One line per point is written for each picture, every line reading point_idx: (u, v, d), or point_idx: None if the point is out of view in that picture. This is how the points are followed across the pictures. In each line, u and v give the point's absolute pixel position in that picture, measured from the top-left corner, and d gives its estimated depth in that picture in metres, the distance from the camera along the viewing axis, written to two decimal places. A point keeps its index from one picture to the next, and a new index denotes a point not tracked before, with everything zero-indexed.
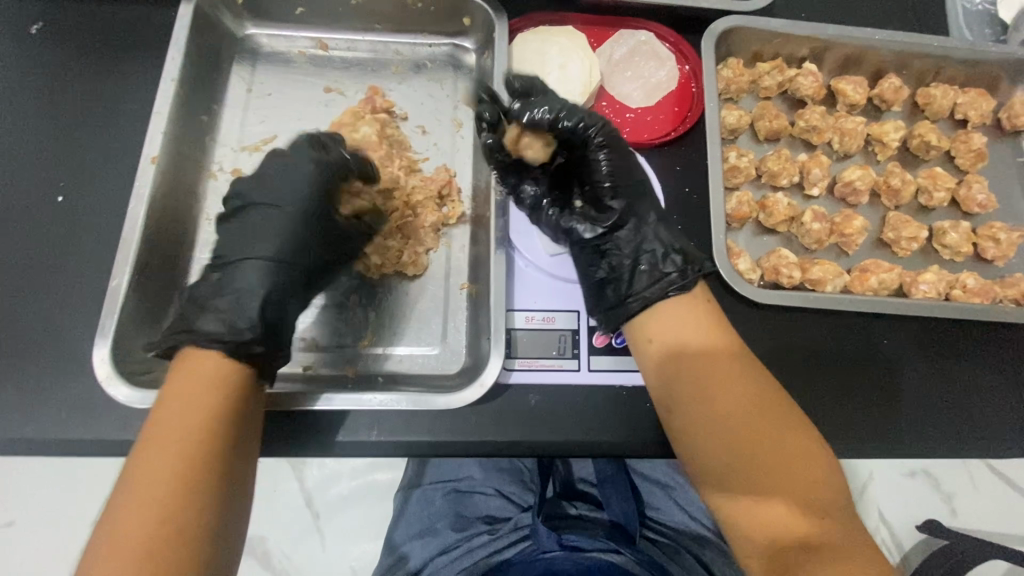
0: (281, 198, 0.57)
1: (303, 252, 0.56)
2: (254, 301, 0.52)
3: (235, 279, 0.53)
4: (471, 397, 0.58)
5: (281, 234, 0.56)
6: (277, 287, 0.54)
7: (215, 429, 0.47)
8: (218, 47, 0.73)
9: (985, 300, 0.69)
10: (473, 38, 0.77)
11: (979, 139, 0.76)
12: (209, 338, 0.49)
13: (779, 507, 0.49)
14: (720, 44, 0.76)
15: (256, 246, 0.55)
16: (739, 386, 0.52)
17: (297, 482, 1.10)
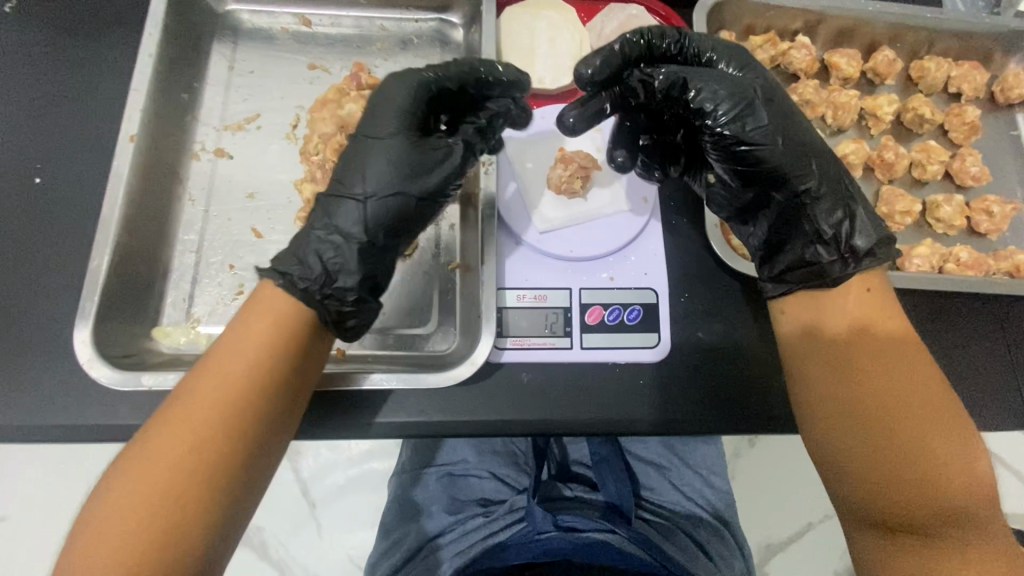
0: (404, 141, 0.53)
1: (412, 185, 0.52)
2: (344, 240, 0.50)
3: (335, 211, 0.51)
4: (462, 374, 0.57)
5: (391, 164, 0.52)
6: (380, 235, 0.52)
7: (281, 347, 0.49)
8: (197, 22, 0.71)
9: (979, 273, 0.69)
10: (459, 12, 0.75)
11: (973, 112, 0.76)
12: (287, 276, 0.50)
13: (902, 477, 0.48)
14: (712, 17, 0.75)
15: (364, 180, 0.52)
16: (901, 366, 0.52)
17: (293, 471, 1.09)
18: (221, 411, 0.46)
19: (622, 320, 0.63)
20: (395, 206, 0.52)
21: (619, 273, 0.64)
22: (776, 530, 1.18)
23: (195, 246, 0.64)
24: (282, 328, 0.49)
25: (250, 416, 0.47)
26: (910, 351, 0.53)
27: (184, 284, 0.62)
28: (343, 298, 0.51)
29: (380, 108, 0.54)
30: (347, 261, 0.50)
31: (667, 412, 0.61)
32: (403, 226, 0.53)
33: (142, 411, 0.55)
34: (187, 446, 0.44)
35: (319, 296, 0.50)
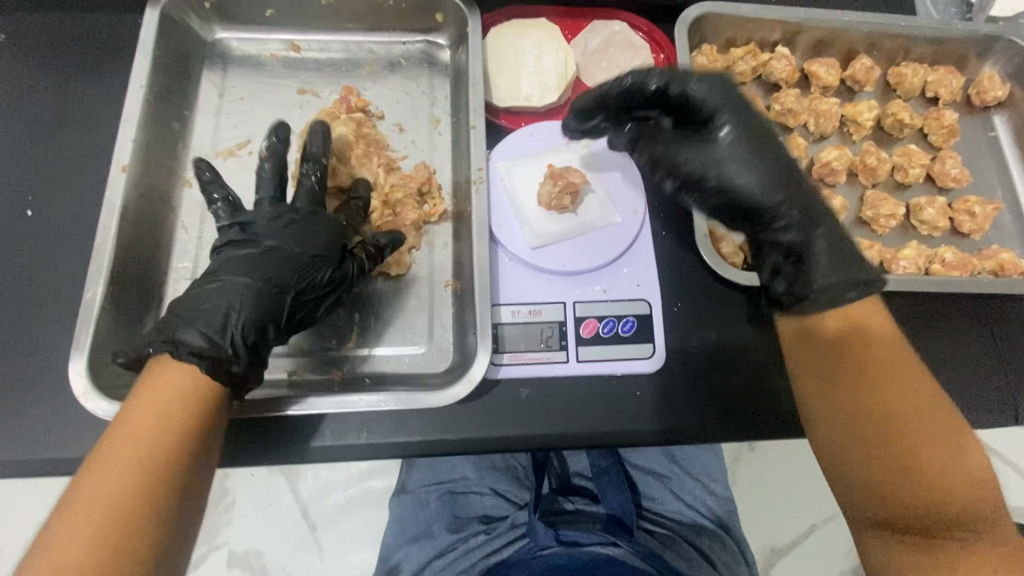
0: (267, 213, 0.59)
1: (277, 271, 0.56)
2: (227, 313, 0.52)
3: (213, 298, 0.53)
4: (461, 393, 0.57)
5: (253, 259, 0.56)
6: (251, 284, 0.54)
7: (180, 417, 0.47)
8: (187, 52, 0.72)
9: (965, 273, 0.70)
10: (446, 34, 0.76)
11: (950, 116, 0.78)
12: (189, 349, 0.50)
13: (911, 480, 0.49)
14: (694, 31, 0.77)
15: (235, 252, 0.57)
16: (901, 369, 0.53)
17: (294, 493, 1.09)
18: (124, 489, 0.44)
19: (617, 332, 0.63)
20: (253, 261, 0.56)
21: (612, 285, 0.65)
22: (779, 533, 1.18)
23: (190, 273, 0.64)
24: (179, 389, 0.48)
25: (157, 483, 0.45)
26: (897, 344, 0.54)
27: None
28: (203, 343, 0.50)
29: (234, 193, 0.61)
30: (219, 305, 0.53)
31: (666, 422, 0.61)
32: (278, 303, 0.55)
33: None
34: (97, 517, 0.43)
35: (178, 338, 0.50)
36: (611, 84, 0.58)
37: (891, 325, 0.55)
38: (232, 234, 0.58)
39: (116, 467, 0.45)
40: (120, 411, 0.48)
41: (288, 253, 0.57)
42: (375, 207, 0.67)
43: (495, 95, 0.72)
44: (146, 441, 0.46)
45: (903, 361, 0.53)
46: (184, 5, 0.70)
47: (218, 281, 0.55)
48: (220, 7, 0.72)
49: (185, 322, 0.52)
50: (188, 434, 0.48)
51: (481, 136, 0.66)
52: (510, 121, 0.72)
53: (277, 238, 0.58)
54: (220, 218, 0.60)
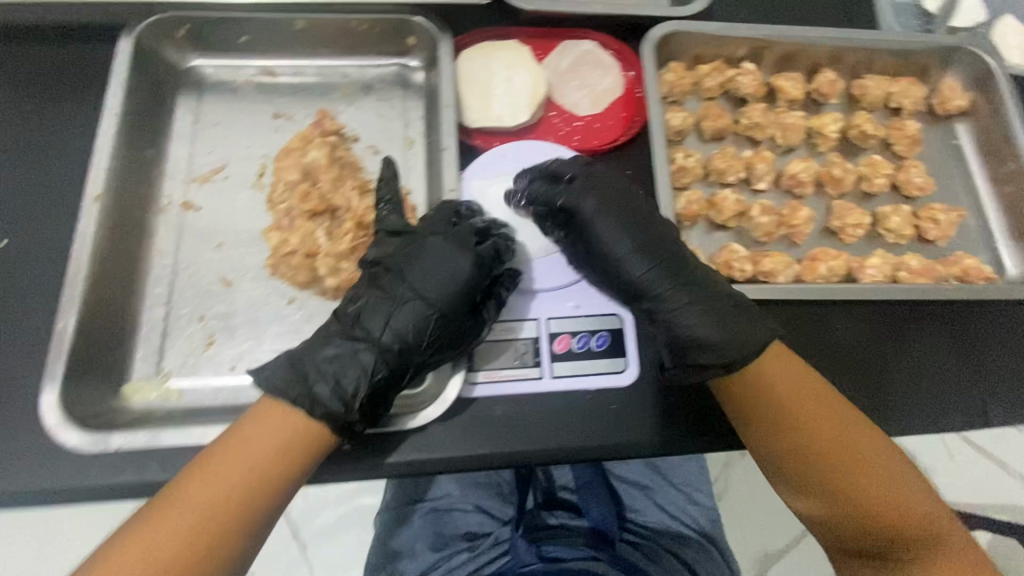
0: (432, 267, 0.57)
1: (416, 342, 0.55)
2: (365, 378, 0.53)
3: (355, 358, 0.54)
4: (432, 414, 0.59)
5: (415, 327, 0.55)
6: (416, 341, 0.55)
7: (284, 453, 0.50)
8: (161, 80, 0.72)
9: (930, 280, 0.72)
10: (419, 56, 0.77)
11: (913, 126, 0.80)
12: (323, 406, 0.51)
13: (855, 519, 0.52)
14: (661, 49, 0.79)
15: (380, 309, 0.56)
16: (821, 415, 0.54)
17: (280, 514, 1.08)
18: (224, 510, 0.47)
19: (590, 347, 0.64)
20: (414, 321, 0.55)
21: (584, 301, 0.66)
22: (770, 538, 1.18)
23: (165, 299, 0.64)
24: (293, 432, 0.51)
25: (249, 510, 0.48)
26: (814, 385, 0.56)
27: (153, 339, 0.62)
28: (343, 404, 0.52)
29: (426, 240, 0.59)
30: (343, 372, 0.53)
31: (640, 435, 0.62)
32: (401, 372, 0.55)
33: (111, 471, 0.55)
34: (189, 533, 0.45)
35: (317, 406, 0.51)
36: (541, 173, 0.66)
37: (802, 365, 0.57)
38: (398, 288, 0.57)
39: (227, 485, 0.47)
40: (228, 429, 0.50)
41: (439, 323, 0.56)
42: (349, 230, 0.67)
43: (467, 116, 0.73)
44: (257, 470, 0.49)
45: (820, 407, 0.55)
46: (158, 34, 0.71)
47: (372, 337, 0.54)
48: (194, 35, 0.73)
49: (326, 380, 0.52)
50: (280, 472, 0.49)
51: (453, 157, 0.67)
52: (483, 141, 0.74)
53: (429, 290, 0.56)
54: (379, 264, 0.60)
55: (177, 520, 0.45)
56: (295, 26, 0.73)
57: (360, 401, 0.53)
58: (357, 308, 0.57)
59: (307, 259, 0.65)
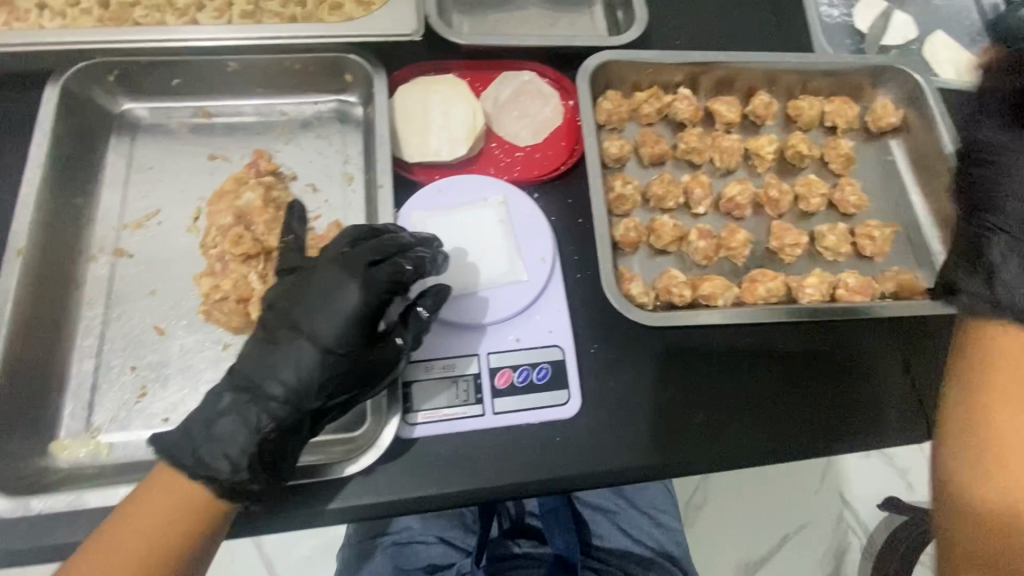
0: (321, 302, 0.54)
1: (309, 390, 0.53)
2: (252, 439, 0.51)
3: (241, 416, 0.52)
4: (367, 461, 0.57)
5: (302, 377, 0.52)
6: (311, 389, 0.53)
7: (178, 532, 0.49)
8: (91, 125, 0.71)
9: (867, 297, 0.73)
10: (357, 92, 0.77)
11: (846, 145, 0.82)
12: (209, 475, 0.50)
13: None
14: (597, 78, 0.80)
15: (267, 359, 0.53)
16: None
17: (242, 556, 1.05)
18: None
19: (531, 380, 0.64)
20: (300, 368, 0.53)
21: (525, 334, 0.66)
22: (750, 547, 1.17)
23: (94, 351, 0.62)
24: (184, 510, 0.50)
25: None
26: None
27: (82, 393, 0.61)
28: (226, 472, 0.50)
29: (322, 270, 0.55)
30: (232, 433, 0.51)
31: (584, 467, 0.62)
32: (299, 421, 0.53)
33: (32, 537, 0.53)
34: None
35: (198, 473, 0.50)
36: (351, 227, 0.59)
37: None
38: (281, 334, 0.54)
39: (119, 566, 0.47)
40: (121, 507, 0.50)
41: (331, 365, 0.53)
42: None
43: (405, 151, 0.73)
44: (152, 546, 0.49)
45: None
46: (87, 80, 0.70)
47: (256, 394, 0.52)
48: (125, 78, 0.72)
49: (208, 450, 0.51)
50: (176, 547, 0.50)
51: (389, 195, 0.67)
52: (423, 174, 0.74)
53: (314, 332, 0.53)
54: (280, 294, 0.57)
55: None
56: (228, 67, 0.72)
57: (249, 462, 0.51)
58: (245, 361, 0.54)
59: (241, 304, 0.64)
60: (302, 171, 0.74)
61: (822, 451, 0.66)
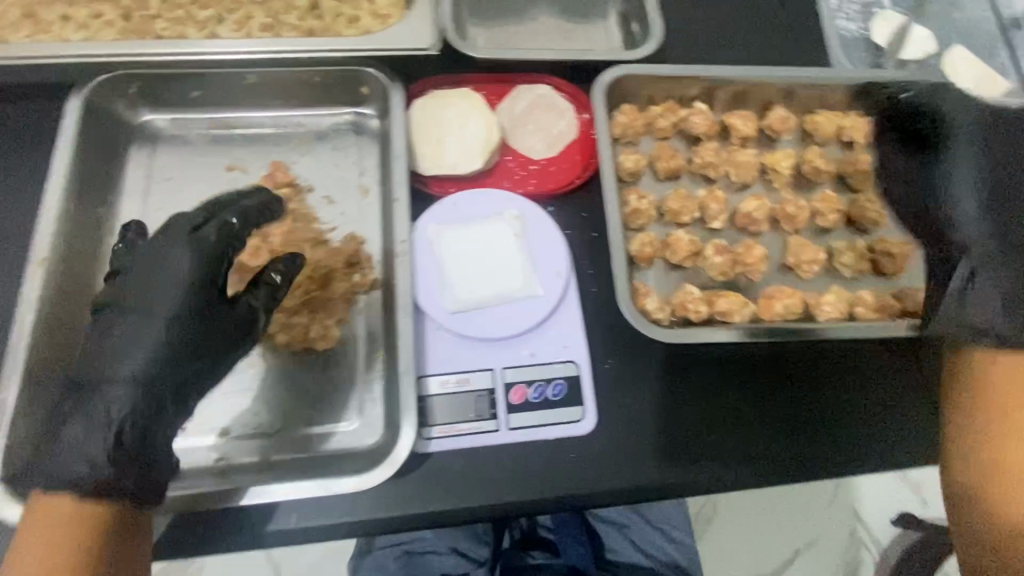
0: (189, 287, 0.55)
1: (165, 367, 0.53)
2: (110, 433, 0.50)
3: (93, 408, 0.51)
4: (381, 476, 0.57)
5: (141, 360, 0.52)
6: (149, 379, 0.52)
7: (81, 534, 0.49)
8: (112, 136, 0.72)
9: (886, 315, 0.72)
10: (373, 105, 0.78)
11: (865, 161, 0.82)
12: (75, 476, 0.49)
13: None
14: (613, 92, 0.80)
15: (130, 354, 0.53)
16: None
17: (247, 563, 1.05)
18: None
19: (546, 396, 0.64)
20: (141, 359, 0.52)
21: (539, 349, 0.65)
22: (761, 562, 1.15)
23: None
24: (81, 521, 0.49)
25: None
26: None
27: None
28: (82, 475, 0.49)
29: (175, 255, 0.56)
30: (82, 435, 0.50)
31: (598, 484, 0.62)
32: (174, 394, 0.54)
33: None
34: None
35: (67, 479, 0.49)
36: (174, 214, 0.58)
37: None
38: (122, 327, 0.54)
39: None
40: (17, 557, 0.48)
41: (146, 352, 0.53)
42: (302, 283, 0.68)
43: (421, 164, 0.73)
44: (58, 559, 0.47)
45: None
46: (108, 92, 0.71)
47: (90, 388, 0.52)
48: (146, 91, 0.73)
49: (73, 454, 0.49)
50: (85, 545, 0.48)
51: (405, 208, 0.67)
52: (438, 187, 0.74)
53: (177, 317, 0.54)
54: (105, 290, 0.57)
55: None
56: (246, 80, 0.73)
57: (114, 458, 0.49)
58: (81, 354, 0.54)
59: None
60: (318, 183, 0.74)
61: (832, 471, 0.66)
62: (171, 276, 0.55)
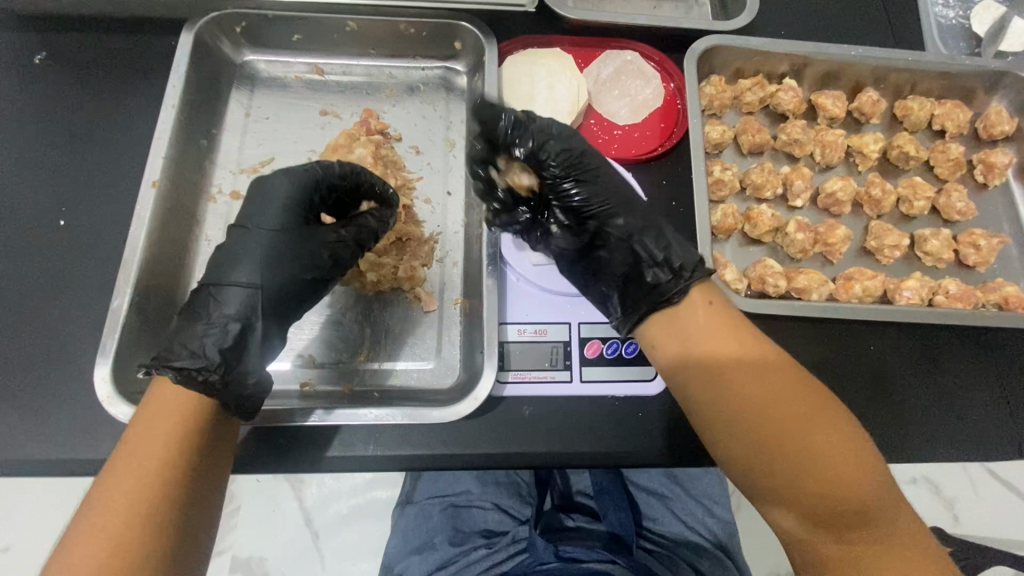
0: (283, 219, 0.58)
1: (277, 274, 0.56)
2: (216, 327, 0.52)
3: (203, 306, 0.54)
4: (465, 410, 0.59)
5: (261, 257, 0.56)
6: (274, 289, 0.56)
7: (182, 433, 0.50)
8: (216, 73, 0.75)
9: (968, 305, 0.71)
10: (464, 61, 0.79)
11: (957, 149, 0.79)
12: (171, 364, 0.50)
13: (799, 485, 0.50)
14: (703, 62, 0.79)
15: (235, 273, 0.55)
16: (770, 384, 0.53)
17: (279, 503, 1.10)
18: (137, 494, 0.46)
19: (620, 353, 0.65)
20: (262, 272, 0.56)
21: None
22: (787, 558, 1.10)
23: None
24: (156, 455, 0.48)
25: (166, 490, 0.48)
26: (775, 371, 0.54)
27: None
28: (202, 364, 0.50)
29: (274, 194, 0.59)
30: (203, 333, 0.52)
31: (666, 443, 0.63)
32: (291, 270, 0.57)
33: None
34: (118, 524, 0.45)
35: (186, 372, 0.50)
36: (326, 166, 0.61)
37: (721, 317, 0.56)
38: (235, 250, 0.57)
39: (140, 468, 0.47)
40: (130, 430, 0.50)
41: (269, 270, 0.56)
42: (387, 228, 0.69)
43: None
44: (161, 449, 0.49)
45: (770, 380, 0.53)
46: (217, 29, 0.74)
47: (212, 293, 0.54)
48: (250, 31, 0.75)
49: (176, 347, 0.51)
50: (187, 443, 0.50)
51: None
52: None
53: (293, 242, 0.58)
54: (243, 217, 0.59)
55: (93, 523, 0.45)
56: (347, 27, 0.75)
57: (211, 357, 0.51)
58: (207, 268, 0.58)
59: None
60: (411, 131, 0.77)
61: (906, 457, 0.65)
62: (281, 195, 0.58)
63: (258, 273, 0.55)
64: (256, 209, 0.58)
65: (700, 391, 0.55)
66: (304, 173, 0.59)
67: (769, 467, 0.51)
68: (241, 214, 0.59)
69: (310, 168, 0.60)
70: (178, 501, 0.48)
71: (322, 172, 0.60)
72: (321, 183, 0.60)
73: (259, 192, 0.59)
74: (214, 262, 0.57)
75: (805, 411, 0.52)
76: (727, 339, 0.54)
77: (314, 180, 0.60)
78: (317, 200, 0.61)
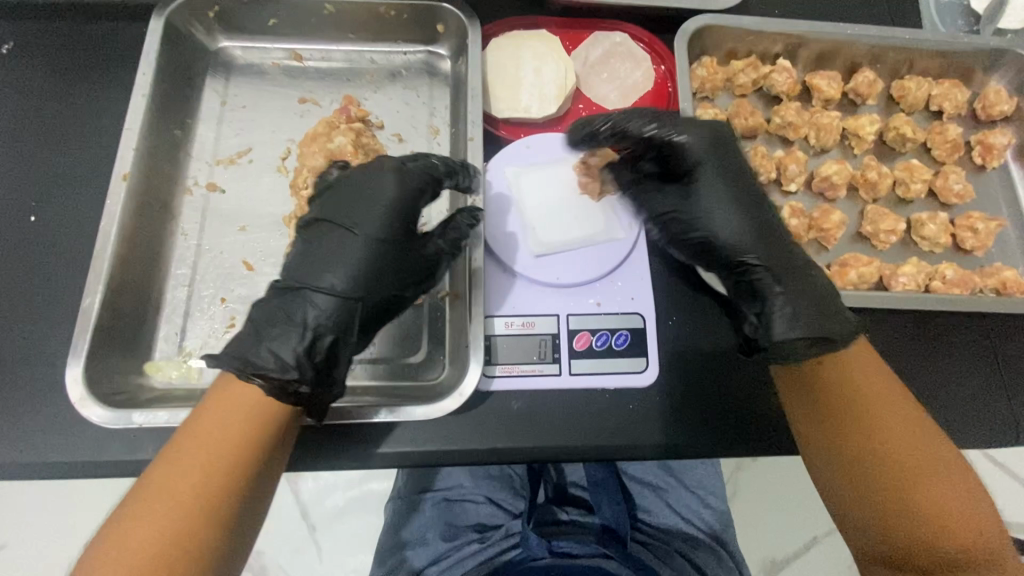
0: (387, 220, 0.56)
1: (376, 282, 0.54)
2: (308, 336, 0.51)
3: (295, 309, 0.52)
4: (449, 407, 0.58)
5: (359, 261, 0.54)
6: (370, 295, 0.54)
7: (238, 434, 0.49)
8: (191, 60, 0.73)
9: (965, 291, 0.70)
10: (447, 44, 0.77)
11: (955, 130, 0.78)
12: (262, 373, 0.49)
13: (894, 521, 0.51)
14: (693, 43, 0.76)
15: (328, 276, 0.53)
16: (898, 426, 0.53)
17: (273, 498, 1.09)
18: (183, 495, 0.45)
19: (610, 345, 0.63)
20: (352, 278, 0.54)
21: (605, 299, 0.65)
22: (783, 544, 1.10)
23: (188, 280, 0.65)
24: (230, 440, 0.49)
25: (217, 496, 0.46)
26: (904, 415, 0.53)
27: (175, 319, 0.63)
28: (287, 373, 0.49)
29: (376, 192, 0.57)
30: (297, 337, 0.51)
31: (657, 435, 0.62)
32: (385, 274, 0.55)
33: (133, 447, 0.56)
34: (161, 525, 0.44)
35: (274, 382, 0.49)
36: (438, 164, 0.60)
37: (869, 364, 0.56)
38: (334, 250, 0.55)
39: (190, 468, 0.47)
40: (189, 424, 0.50)
41: (363, 278, 0.54)
42: None
43: (493, 106, 0.72)
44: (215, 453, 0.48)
45: (897, 423, 0.53)
46: (189, 14, 0.71)
47: (302, 295, 0.53)
48: (224, 16, 0.73)
49: (263, 353, 0.50)
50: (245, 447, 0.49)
51: (478, 148, 0.66)
52: (508, 131, 0.73)
53: (393, 245, 0.56)
54: (343, 214, 0.56)
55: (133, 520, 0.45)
56: (324, 10, 0.72)
57: (298, 365, 0.50)
58: (291, 266, 0.55)
59: None
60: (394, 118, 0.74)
61: None
62: (392, 193, 0.57)
63: (356, 277, 0.54)
64: (361, 207, 0.57)
65: (815, 418, 0.55)
66: (408, 172, 0.58)
67: (868, 499, 0.52)
68: (340, 210, 0.57)
69: (414, 166, 0.58)
70: (223, 509, 0.47)
71: (429, 171, 0.59)
72: (429, 185, 0.59)
73: (367, 189, 0.57)
74: (309, 259, 0.55)
75: (928, 458, 0.52)
76: (874, 384, 0.54)
77: (417, 180, 0.58)
78: (423, 201, 0.59)
